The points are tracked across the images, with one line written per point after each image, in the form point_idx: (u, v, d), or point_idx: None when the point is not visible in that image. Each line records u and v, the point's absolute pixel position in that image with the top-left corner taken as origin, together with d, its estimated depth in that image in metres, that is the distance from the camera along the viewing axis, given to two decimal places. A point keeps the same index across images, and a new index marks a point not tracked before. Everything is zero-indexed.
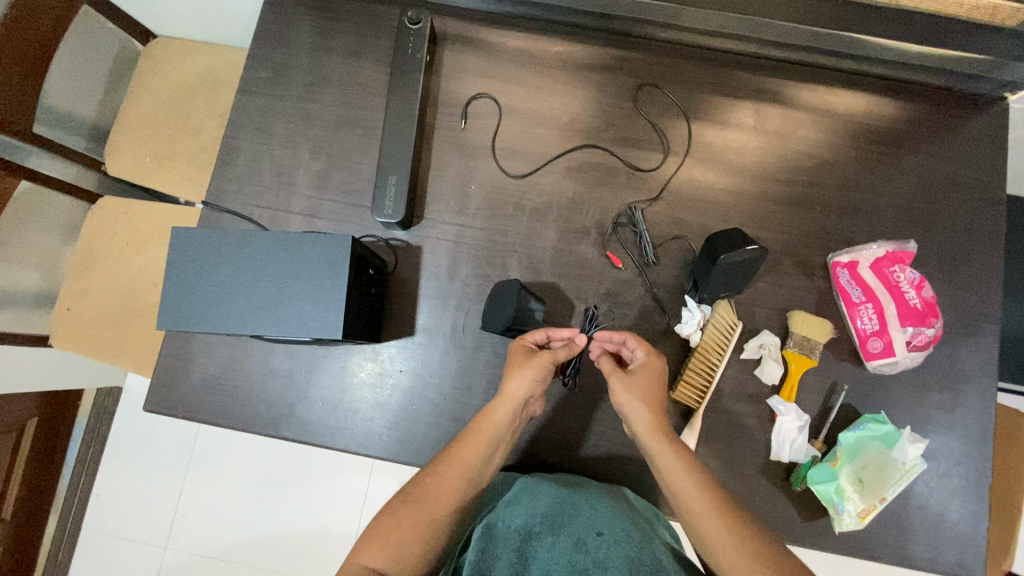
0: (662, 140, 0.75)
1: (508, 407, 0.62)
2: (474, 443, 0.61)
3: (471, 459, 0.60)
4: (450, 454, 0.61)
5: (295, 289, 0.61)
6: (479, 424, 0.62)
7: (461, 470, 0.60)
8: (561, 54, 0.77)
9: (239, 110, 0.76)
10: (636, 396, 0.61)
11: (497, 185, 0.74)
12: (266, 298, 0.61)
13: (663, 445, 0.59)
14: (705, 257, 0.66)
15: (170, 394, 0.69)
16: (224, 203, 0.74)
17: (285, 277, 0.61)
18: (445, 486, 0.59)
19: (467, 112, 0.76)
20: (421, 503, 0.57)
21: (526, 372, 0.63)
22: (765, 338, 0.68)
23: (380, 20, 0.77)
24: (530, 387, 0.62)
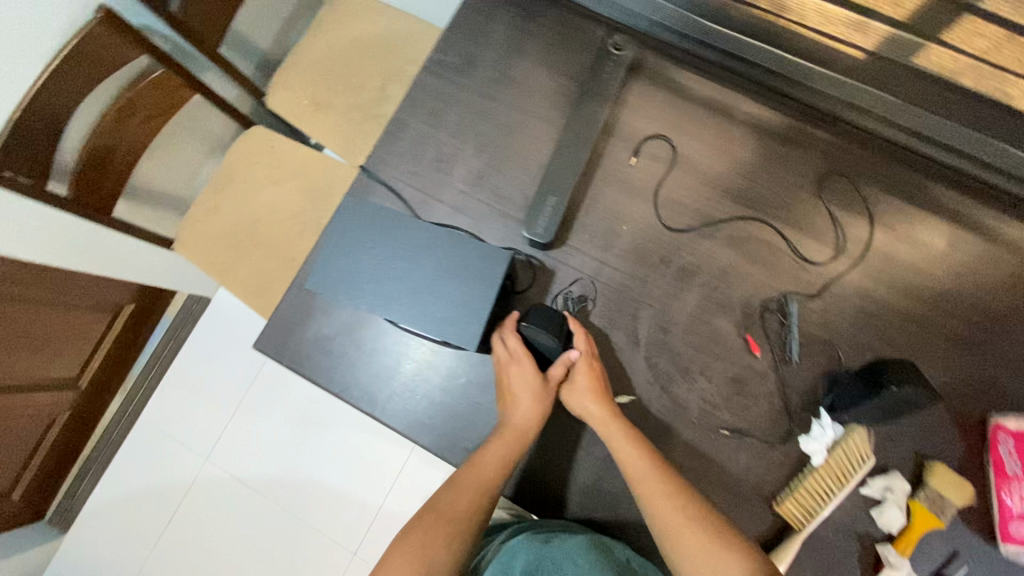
0: (837, 236, 0.69)
1: (519, 437, 0.63)
2: (484, 465, 0.62)
3: (485, 481, 0.61)
4: (469, 470, 0.62)
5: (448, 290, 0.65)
6: (490, 448, 0.63)
7: (477, 487, 0.61)
8: (752, 117, 0.73)
9: (418, 87, 0.76)
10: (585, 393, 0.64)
11: (649, 232, 0.71)
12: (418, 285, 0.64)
13: (618, 450, 0.61)
14: (864, 383, 0.62)
15: (282, 341, 0.71)
16: (380, 174, 0.74)
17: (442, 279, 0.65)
18: (468, 500, 0.61)
19: (640, 150, 0.72)
20: (447, 519, 0.60)
21: (530, 398, 0.64)
22: (893, 481, 0.62)
23: (579, 36, 0.75)
24: (537, 416, 0.64)
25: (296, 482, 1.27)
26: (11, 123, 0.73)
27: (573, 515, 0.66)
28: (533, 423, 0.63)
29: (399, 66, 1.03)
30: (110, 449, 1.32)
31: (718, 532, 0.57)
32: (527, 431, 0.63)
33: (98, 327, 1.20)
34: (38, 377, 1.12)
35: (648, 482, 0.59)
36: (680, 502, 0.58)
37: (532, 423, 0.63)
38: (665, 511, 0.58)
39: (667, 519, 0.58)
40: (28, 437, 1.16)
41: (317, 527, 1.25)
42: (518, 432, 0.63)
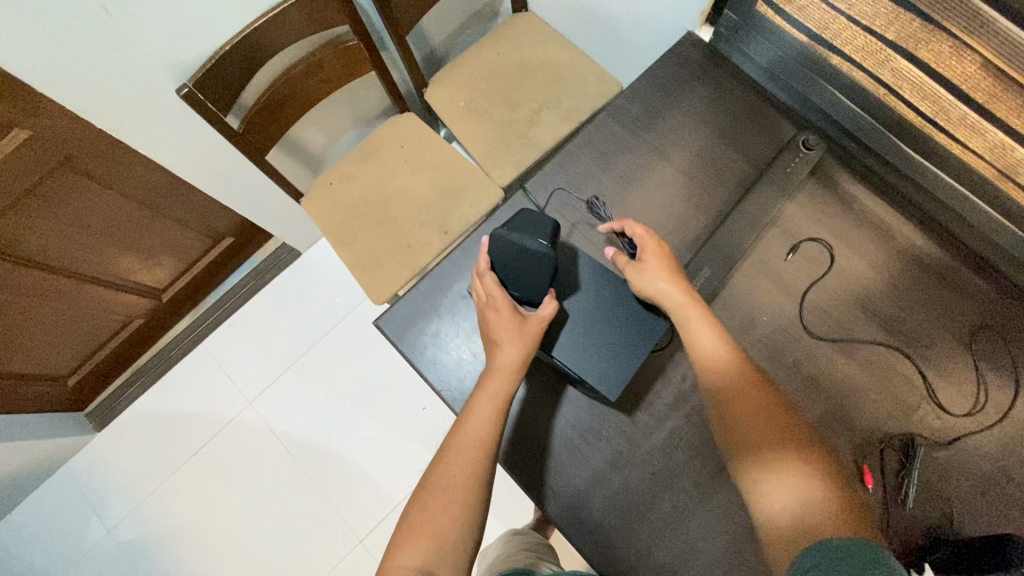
0: (979, 392, 0.67)
1: (508, 377, 0.63)
2: (474, 422, 0.62)
3: (481, 434, 0.61)
4: (458, 430, 0.63)
5: (594, 328, 0.67)
6: (478, 400, 0.63)
7: (473, 445, 0.61)
8: (917, 250, 0.72)
9: (596, 127, 0.79)
10: (682, 295, 0.64)
11: (786, 331, 0.70)
12: (535, 286, 0.66)
13: (704, 344, 0.62)
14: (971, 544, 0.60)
15: (403, 326, 0.72)
16: (539, 195, 0.76)
17: (592, 314, 0.68)
18: (465, 463, 0.61)
19: (796, 248, 0.73)
20: (454, 490, 0.60)
21: (509, 337, 0.64)
22: None
23: (764, 124, 0.78)
24: (519, 350, 0.63)
25: (325, 452, 1.28)
26: (219, 54, 0.78)
27: None
28: (513, 369, 0.63)
29: (559, 96, 1.06)
30: (164, 363, 1.36)
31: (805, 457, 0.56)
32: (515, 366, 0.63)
33: (198, 249, 1.25)
34: (132, 279, 1.17)
35: (741, 392, 0.59)
36: (769, 420, 0.58)
37: (513, 370, 0.63)
38: (753, 424, 0.58)
39: (748, 428, 0.58)
40: (102, 329, 1.21)
41: (332, 502, 1.25)
42: (505, 372, 0.63)
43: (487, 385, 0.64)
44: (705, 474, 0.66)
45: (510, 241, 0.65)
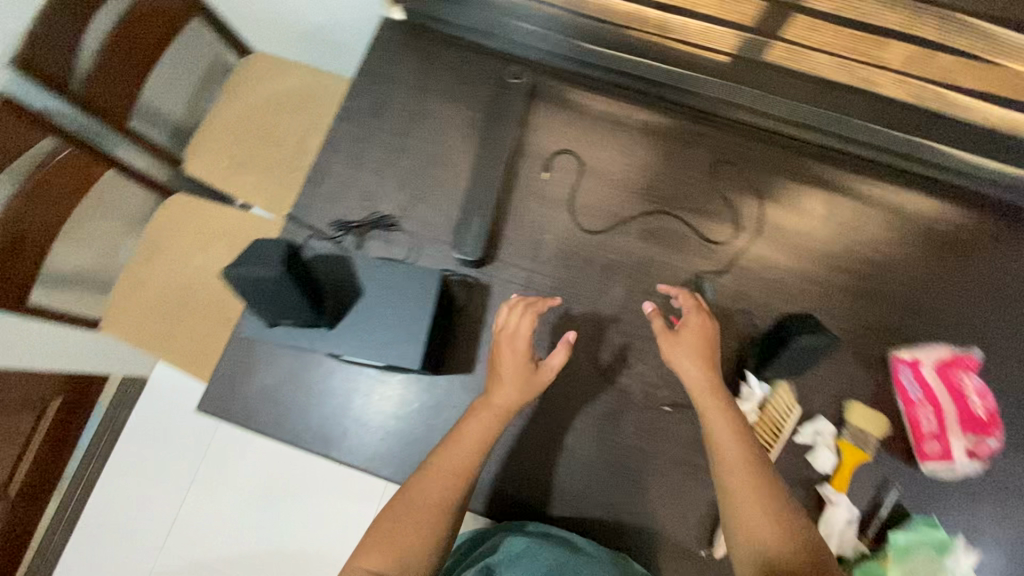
0: (734, 216, 0.78)
1: (499, 417, 0.64)
2: (459, 450, 0.63)
3: (463, 462, 0.62)
4: (440, 456, 0.63)
5: (370, 312, 0.58)
6: (467, 430, 0.64)
7: (454, 470, 0.62)
8: (645, 123, 0.81)
9: (333, 134, 0.79)
10: (700, 377, 0.65)
11: (570, 238, 0.77)
12: (282, 303, 0.52)
13: (720, 425, 0.62)
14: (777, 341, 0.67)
15: (227, 399, 0.70)
16: (306, 218, 0.76)
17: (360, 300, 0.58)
18: (442, 488, 0.61)
19: (550, 165, 0.79)
20: (429, 509, 0.61)
21: (514, 384, 0.65)
22: (821, 426, 0.69)
23: (478, 66, 0.81)
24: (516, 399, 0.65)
25: (261, 558, 1.20)
26: None
27: (544, 516, 0.69)
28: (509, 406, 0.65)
29: (314, 119, 1.06)
30: (48, 561, 1.21)
31: (793, 528, 0.58)
32: (505, 413, 0.65)
33: (23, 427, 1.13)
34: None
35: (740, 464, 0.60)
36: (760, 487, 0.60)
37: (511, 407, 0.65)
38: (742, 494, 0.60)
39: (748, 503, 0.59)
40: None
41: None
42: (494, 412, 0.64)
43: (455, 446, 0.63)
44: (554, 389, 0.71)
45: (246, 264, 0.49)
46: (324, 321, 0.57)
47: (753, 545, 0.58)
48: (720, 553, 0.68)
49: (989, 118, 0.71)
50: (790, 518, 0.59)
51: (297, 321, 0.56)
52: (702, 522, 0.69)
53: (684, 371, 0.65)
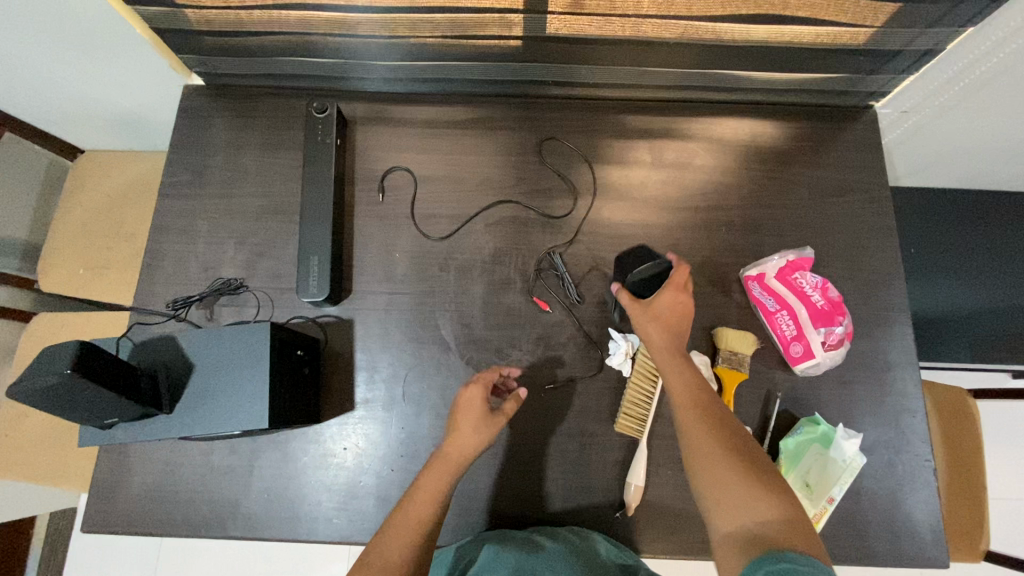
0: (570, 186, 0.80)
1: (454, 466, 0.61)
2: (420, 503, 0.58)
3: (424, 513, 0.58)
4: (400, 514, 0.58)
5: (207, 385, 0.58)
6: (423, 481, 0.60)
7: (414, 523, 0.57)
8: (466, 121, 0.83)
9: (160, 214, 0.78)
10: (659, 331, 0.64)
11: (421, 250, 0.77)
12: (97, 406, 0.52)
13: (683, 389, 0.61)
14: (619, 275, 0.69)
15: (109, 509, 0.68)
16: (152, 304, 0.74)
17: (191, 375, 0.58)
18: (404, 543, 0.55)
19: (383, 186, 0.79)
20: (393, 569, 0.53)
21: (471, 429, 0.63)
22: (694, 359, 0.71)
23: (290, 111, 0.82)
24: (474, 443, 0.62)
25: None
26: None
27: (461, 524, 0.70)
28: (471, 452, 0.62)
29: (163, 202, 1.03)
30: None
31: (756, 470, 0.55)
32: (464, 460, 0.62)
33: None
34: None
35: (700, 410, 0.59)
36: (722, 428, 0.58)
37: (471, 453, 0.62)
38: (705, 437, 0.57)
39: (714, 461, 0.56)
40: None
41: None
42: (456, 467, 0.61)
43: (416, 501, 0.59)
44: (437, 402, 0.71)
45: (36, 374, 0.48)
46: (157, 408, 0.56)
47: (720, 474, 0.55)
48: (635, 509, 0.69)
49: (787, 39, 0.69)
50: (753, 456, 0.57)
51: (129, 416, 0.55)
52: (611, 486, 0.70)
53: (653, 340, 0.64)
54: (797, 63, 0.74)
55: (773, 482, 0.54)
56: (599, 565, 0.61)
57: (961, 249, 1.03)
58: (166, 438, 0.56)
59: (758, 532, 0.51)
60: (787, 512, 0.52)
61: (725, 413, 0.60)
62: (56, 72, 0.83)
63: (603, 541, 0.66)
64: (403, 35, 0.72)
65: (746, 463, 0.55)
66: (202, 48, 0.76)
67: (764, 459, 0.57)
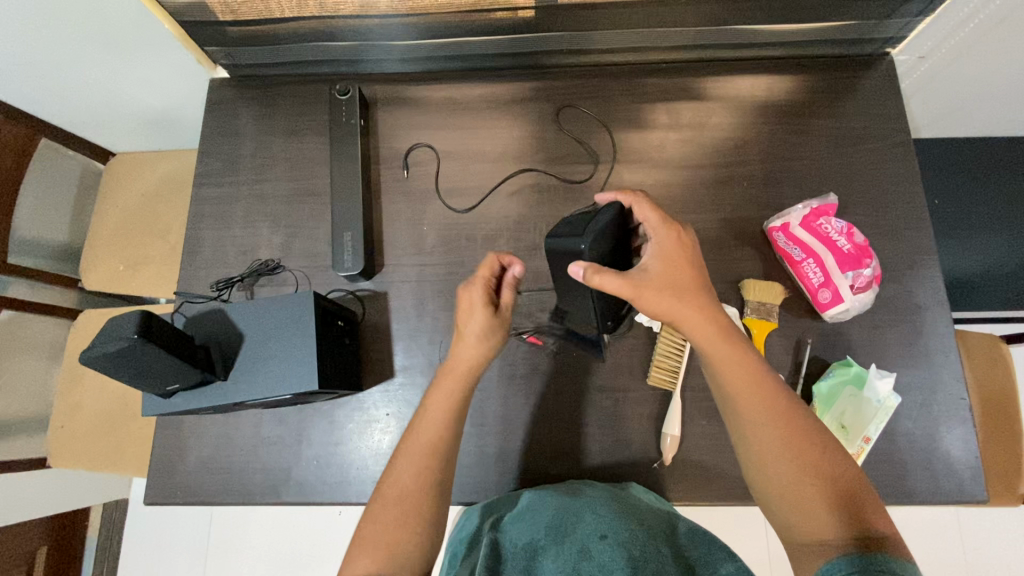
0: (589, 151, 0.82)
1: (461, 377, 0.62)
2: (428, 427, 0.61)
3: (434, 437, 0.60)
4: (412, 440, 0.61)
5: (258, 354, 0.60)
6: (434, 395, 0.62)
7: (425, 451, 0.60)
8: (483, 96, 0.85)
9: (198, 203, 0.81)
10: (702, 324, 0.57)
11: (448, 222, 0.79)
12: (157, 375, 0.54)
13: (714, 352, 0.57)
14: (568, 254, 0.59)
15: (170, 481, 0.71)
16: (195, 288, 0.78)
17: (241, 344, 0.61)
18: (416, 471, 0.59)
19: (408, 162, 0.82)
20: (409, 500, 0.58)
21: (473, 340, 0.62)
22: None
23: (313, 97, 0.85)
24: (478, 347, 0.62)
25: None
26: None
27: (503, 482, 0.72)
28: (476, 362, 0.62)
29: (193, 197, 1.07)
30: None
31: (798, 428, 0.55)
32: (472, 367, 0.62)
33: None
34: None
35: (763, 412, 0.55)
36: (790, 434, 0.54)
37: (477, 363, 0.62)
38: (771, 445, 0.54)
39: (760, 426, 0.55)
40: None
41: None
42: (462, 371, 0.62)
43: (429, 426, 0.61)
44: None
45: (99, 347, 0.50)
46: (213, 374, 0.59)
47: (763, 436, 0.55)
48: (672, 458, 0.71)
49: None
50: (829, 461, 0.53)
51: (187, 384, 0.58)
52: (647, 439, 0.72)
53: (670, 308, 0.56)
54: (811, 12, 0.74)
55: (813, 440, 0.54)
56: (641, 507, 0.62)
57: (988, 196, 1.02)
58: (226, 403, 0.59)
59: (832, 547, 0.50)
60: (868, 524, 0.50)
61: (790, 411, 0.55)
62: (90, 74, 0.86)
63: (638, 487, 0.68)
64: (416, 12, 0.74)
65: (823, 472, 0.53)
66: (226, 39, 0.79)
67: (842, 462, 0.54)
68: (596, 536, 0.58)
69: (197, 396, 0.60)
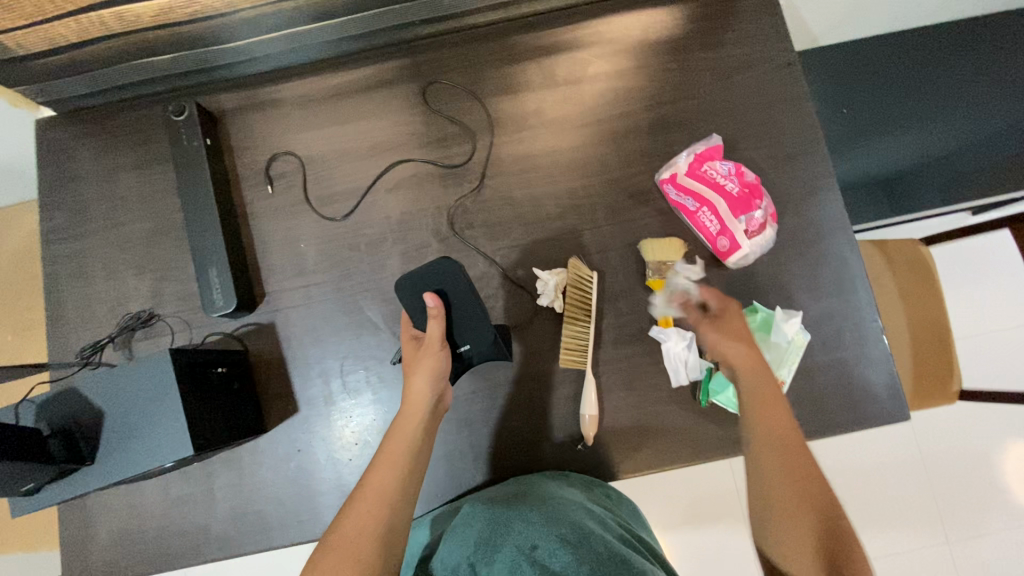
0: (465, 129, 0.75)
1: (416, 418, 0.61)
2: (384, 468, 0.58)
3: (386, 480, 0.57)
4: (363, 490, 0.57)
5: (120, 429, 0.56)
6: (390, 442, 0.60)
7: (377, 496, 0.56)
8: (340, 86, 0.76)
9: (50, 263, 0.74)
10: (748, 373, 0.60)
11: (327, 234, 0.73)
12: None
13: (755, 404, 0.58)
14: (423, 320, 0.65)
15: (87, 564, 0.68)
16: (69, 357, 0.72)
17: (102, 423, 0.56)
18: (374, 513, 0.55)
19: (271, 177, 0.75)
20: (347, 553, 0.52)
21: (418, 361, 0.62)
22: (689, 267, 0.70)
23: (152, 120, 0.76)
24: (431, 372, 0.61)
25: None
26: None
27: (433, 495, 0.70)
28: (428, 400, 0.61)
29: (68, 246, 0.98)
30: None
31: (819, 491, 0.52)
32: (425, 400, 0.61)
33: None
34: None
35: (784, 469, 0.54)
36: (795, 463, 0.54)
37: (429, 402, 0.62)
38: (773, 470, 0.54)
39: (778, 481, 0.53)
40: None
41: None
42: (421, 403, 0.61)
43: (385, 472, 0.58)
44: (380, 381, 0.70)
45: None
46: (75, 462, 0.55)
47: (783, 492, 0.53)
48: (597, 437, 0.69)
49: None
50: (830, 511, 0.51)
51: (46, 477, 0.54)
52: (570, 422, 0.70)
53: (732, 354, 0.61)
54: None
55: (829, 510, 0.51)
56: (575, 507, 0.60)
57: (900, 94, 0.98)
58: (98, 487, 0.55)
59: None
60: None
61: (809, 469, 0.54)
62: None
63: (579, 485, 0.66)
64: (235, 7, 0.66)
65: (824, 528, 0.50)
66: (30, 73, 0.69)
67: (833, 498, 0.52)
68: (529, 547, 0.55)
69: (63, 487, 0.55)
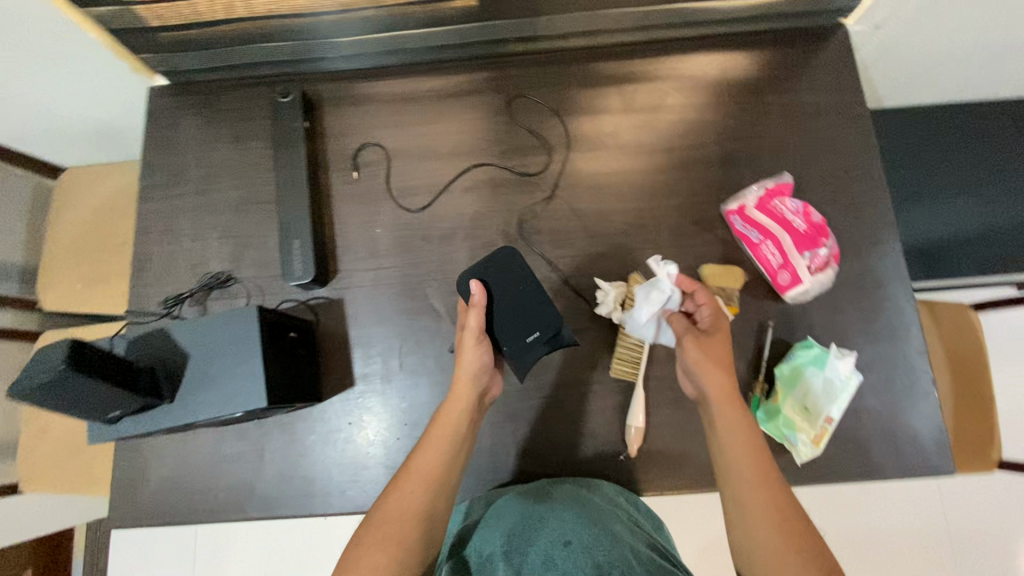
0: (543, 141, 0.80)
1: (463, 404, 0.62)
2: (431, 449, 0.60)
3: (433, 462, 0.59)
4: (410, 468, 0.59)
5: (202, 371, 0.59)
6: (437, 425, 0.62)
7: (424, 476, 0.58)
8: (431, 89, 0.81)
9: (143, 217, 0.79)
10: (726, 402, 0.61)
11: (402, 222, 0.77)
12: (93, 399, 0.54)
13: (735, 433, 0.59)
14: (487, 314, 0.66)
15: (134, 507, 0.70)
16: (147, 306, 0.76)
17: (185, 364, 0.60)
18: (421, 493, 0.57)
19: (357, 164, 0.79)
20: (393, 528, 0.55)
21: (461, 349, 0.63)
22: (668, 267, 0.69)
23: (255, 100, 0.82)
24: (475, 363, 0.62)
25: None
26: None
27: (472, 485, 0.71)
28: (472, 388, 0.62)
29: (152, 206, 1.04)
30: None
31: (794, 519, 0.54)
32: (472, 388, 0.63)
33: None
34: None
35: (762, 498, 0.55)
36: (777, 495, 0.55)
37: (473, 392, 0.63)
38: (756, 502, 0.55)
39: (756, 507, 0.55)
40: None
41: None
42: (468, 390, 0.62)
43: (432, 455, 0.60)
44: (436, 367, 0.72)
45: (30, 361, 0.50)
46: (158, 397, 0.58)
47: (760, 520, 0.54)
48: (639, 450, 0.70)
49: None
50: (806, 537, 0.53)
51: (131, 408, 0.58)
52: (613, 431, 0.71)
53: (714, 380, 0.62)
54: None
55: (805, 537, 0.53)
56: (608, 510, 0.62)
57: (956, 163, 1.01)
58: (174, 424, 0.59)
59: None
60: None
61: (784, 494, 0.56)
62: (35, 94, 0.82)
63: (610, 490, 0.67)
64: (353, 6, 0.72)
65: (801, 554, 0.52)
66: (158, 44, 0.76)
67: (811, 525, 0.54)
68: (560, 544, 0.57)
69: (144, 421, 0.59)
